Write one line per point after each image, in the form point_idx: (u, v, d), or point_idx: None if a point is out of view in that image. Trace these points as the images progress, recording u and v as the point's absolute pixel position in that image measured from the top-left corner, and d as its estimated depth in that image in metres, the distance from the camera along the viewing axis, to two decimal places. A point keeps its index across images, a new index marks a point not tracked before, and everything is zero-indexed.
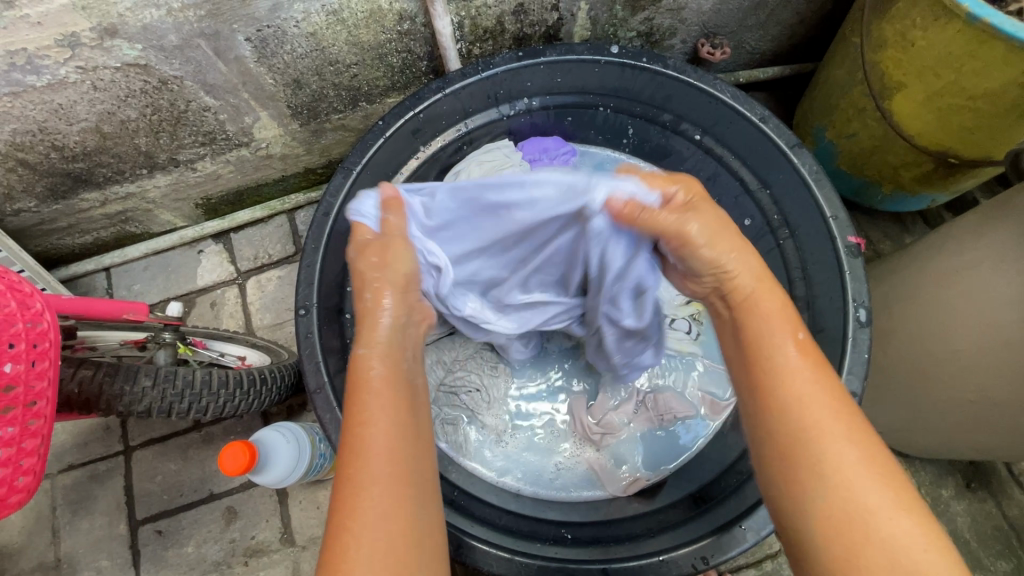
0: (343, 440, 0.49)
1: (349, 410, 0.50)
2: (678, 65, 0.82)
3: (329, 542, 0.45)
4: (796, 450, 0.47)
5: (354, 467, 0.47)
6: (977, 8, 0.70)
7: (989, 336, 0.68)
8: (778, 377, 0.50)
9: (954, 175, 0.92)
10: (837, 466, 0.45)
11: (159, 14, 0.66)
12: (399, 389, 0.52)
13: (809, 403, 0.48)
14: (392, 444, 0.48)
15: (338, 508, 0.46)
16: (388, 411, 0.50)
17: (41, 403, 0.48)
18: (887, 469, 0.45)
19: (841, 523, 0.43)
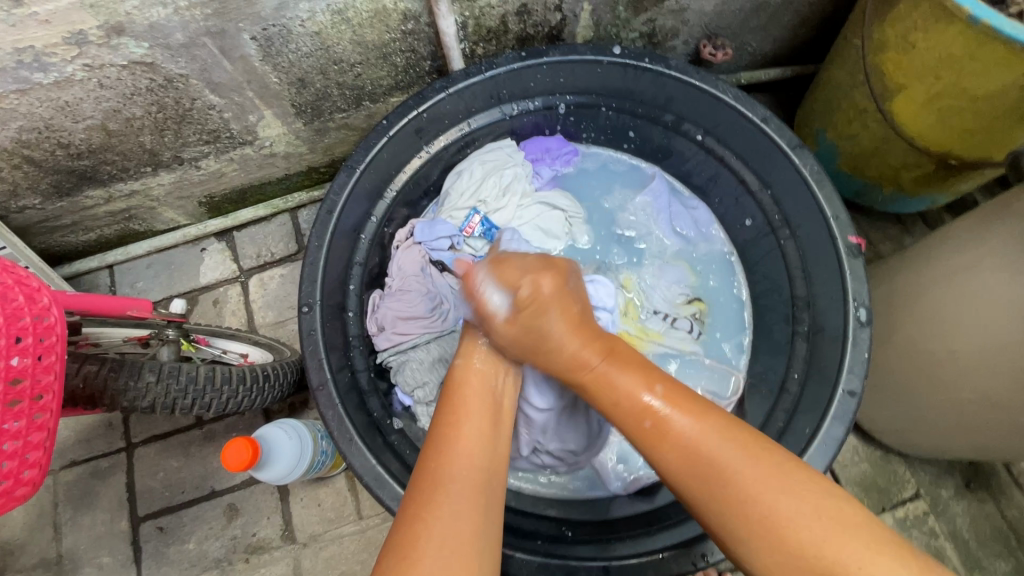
0: (437, 438, 0.57)
1: (447, 415, 0.59)
2: (681, 65, 0.82)
3: (403, 529, 0.49)
4: (696, 482, 0.52)
5: (444, 465, 0.53)
6: (977, 9, 0.70)
7: (990, 336, 0.69)
8: (688, 447, 0.53)
9: (955, 176, 0.92)
10: (745, 495, 0.50)
11: (165, 12, 0.66)
12: (492, 415, 0.60)
13: (717, 454, 0.52)
14: (481, 452, 0.55)
15: (420, 494, 0.51)
16: (478, 423, 0.58)
17: (47, 397, 0.49)
18: (821, 499, 0.49)
19: (777, 550, 0.47)
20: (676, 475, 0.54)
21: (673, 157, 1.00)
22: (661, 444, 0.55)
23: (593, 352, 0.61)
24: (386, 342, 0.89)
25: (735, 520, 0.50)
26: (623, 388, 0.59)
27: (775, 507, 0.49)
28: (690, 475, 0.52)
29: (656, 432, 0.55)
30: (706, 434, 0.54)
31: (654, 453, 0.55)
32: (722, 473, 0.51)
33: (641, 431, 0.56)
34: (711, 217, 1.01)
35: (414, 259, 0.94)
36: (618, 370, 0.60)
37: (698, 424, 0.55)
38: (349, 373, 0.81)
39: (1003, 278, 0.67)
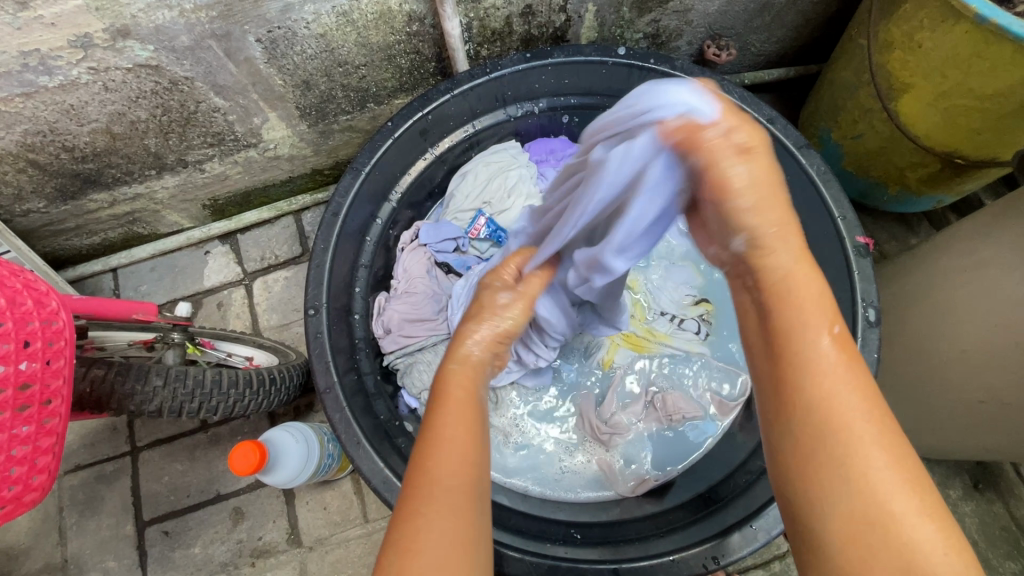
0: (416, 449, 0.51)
1: (428, 422, 0.53)
2: (686, 65, 0.82)
3: (390, 547, 0.46)
4: (819, 422, 0.45)
5: (421, 480, 0.49)
6: (984, 8, 0.70)
7: (1000, 335, 0.68)
8: (810, 374, 0.47)
9: (960, 175, 0.92)
10: (856, 448, 0.44)
11: (171, 15, 0.66)
12: (472, 419, 0.53)
13: (834, 398, 0.46)
14: (463, 458, 0.50)
15: (410, 499, 0.48)
16: (457, 429, 0.52)
17: (56, 402, 0.48)
18: (916, 476, 0.43)
19: (866, 511, 0.42)
20: (803, 414, 0.46)
21: None
22: (811, 376, 0.47)
23: (778, 263, 0.50)
24: (394, 344, 0.89)
25: (841, 480, 0.44)
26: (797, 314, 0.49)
27: (886, 484, 0.43)
28: (823, 418, 0.45)
29: (811, 364, 0.47)
30: (850, 384, 0.46)
31: (796, 376, 0.47)
32: (854, 434, 0.44)
33: (790, 354, 0.48)
34: None
35: (419, 262, 0.94)
36: (805, 297, 0.49)
37: (850, 371, 0.47)
38: (355, 376, 0.81)
39: (1011, 278, 0.67)
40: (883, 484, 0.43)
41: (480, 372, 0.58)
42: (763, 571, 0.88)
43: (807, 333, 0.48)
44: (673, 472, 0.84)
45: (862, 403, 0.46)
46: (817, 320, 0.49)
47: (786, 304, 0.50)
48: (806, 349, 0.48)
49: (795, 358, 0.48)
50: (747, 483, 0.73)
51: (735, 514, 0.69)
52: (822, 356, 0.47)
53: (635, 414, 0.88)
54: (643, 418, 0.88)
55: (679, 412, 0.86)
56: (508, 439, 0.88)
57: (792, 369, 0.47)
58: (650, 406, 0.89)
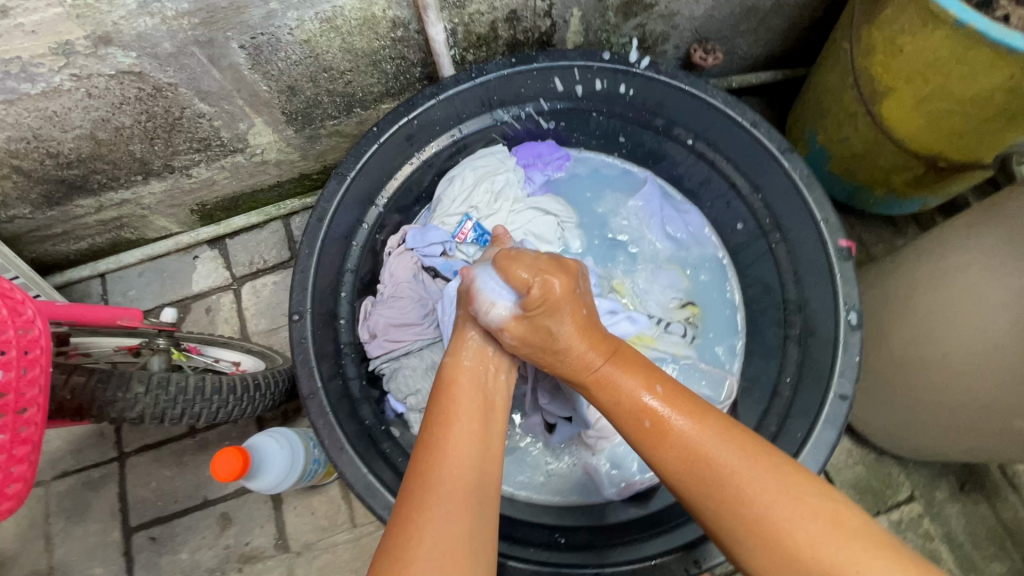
0: (428, 439, 0.55)
1: (440, 415, 0.57)
2: (670, 70, 0.83)
3: (396, 531, 0.49)
4: (687, 480, 0.52)
5: (432, 466, 0.52)
6: (962, 13, 0.71)
7: (981, 337, 0.69)
8: (666, 440, 0.54)
9: (944, 178, 0.92)
10: (729, 489, 0.50)
11: (153, 22, 0.66)
12: (485, 418, 0.58)
13: (695, 447, 0.53)
14: (474, 451, 0.54)
15: (411, 496, 0.51)
16: (468, 423, 0.57)
17: (32, 410, 0.48)
18: (796, 485, 0.50)
19: (768, 547, 0.47)
20: (676, 467, 0.53)
21: (665, 161, 1.00)
22: (660, 445, 0.54)
23: (595, 358, 0.60)
24: (378, 349, 0.89)
25: (733, 524, 0.50)
26: (625, 388, 0.58)
27: (768, 505, 0.48)
28: (688, 480, 0.52)
29: (658, 436, 0.54)
30: (700, 431, 0.54)
31: (651, 451, 0.55)
32: (722, 471, 0.51)
33: (638, 432, 0.56)
34: (703, 221, 1.01)
35: (406, 266, 0.94)
36: (625, 369, 0.60)
37: (696, 420, 0.54)
38: (340, 381, 0.81)
39: (994, 280, 0.67)
40: (767, 510, 0.48)
41: (487, 368, 0.64)
42: (749, 573, 0.88)
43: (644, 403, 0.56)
44: None
45: (718, 438, 0.53)
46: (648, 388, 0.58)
47: (614, 382, 0.59)
48: (642, 421, 0.56)
49: (644, 434, 0.55)
50: None
51: None
52: (659, 421, 0.55)
53: None
54: None
55: None
56: None
57: (649, 442, 0.55)
58: None
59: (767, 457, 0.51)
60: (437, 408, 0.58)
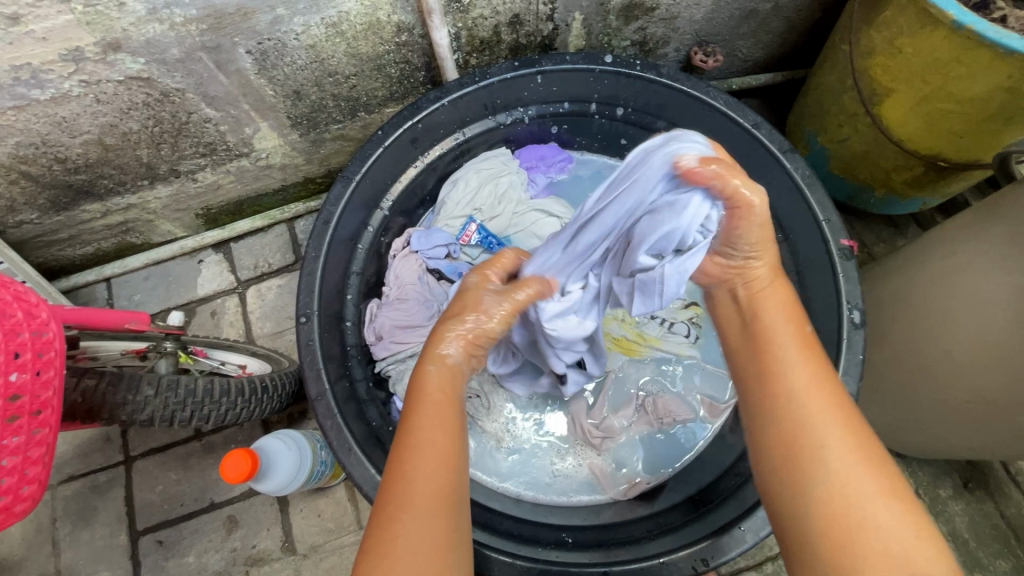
0: (404, 448, 0.51)
1: (411, 420, 0.53)
2: (671, 73, 0.84)
3: (371, 541, 0.47)
4: (789, 432, 0.51)
5: (397, 477, 0.49)
6: (961, 15, 0.71)
7: (982, 335, 0.69)
8: (782, 375, 0.54)
9: (943, 178, 0.93)
10: (823, 452, 0.49)
11: (161, 28, 0.67)
12: (448, 419, 0.54)
13: (805, 393, 0.52)
14: (441, 456, 0.51)
15: (388, 505, 0.48)
16: (433, 423, 0.53)
17: (47, 412, 0.49)
18: (881, 467, 0.49)
19: (834, 516, 0.47)
20: (774, 409, 0.53)
21: None
22: (780, 397, 0.53)
23: (777, 318, 0.57)
24: (384, 350, 0.89)
25: (818, 485, 0.48)
26: (779, 333, 0.56)
27: (851, 481, 0.47)
28: (784, 431, 0.51)
29: (776, 369, 0.54)
30: (815, 379, 0.53)
31: (760, 399, 0.54)
32: (814, 437, 0.50)
33: (756, 374, 0.55)
34: None
35: (412, 268, 0.94)
36: (772, 315, 0.58)
37: (813, 378, 0.53)
38: (346, 383, 0.81)
39: (995, 277, 0.68)
40: (856, 478, 0.47)
41: (456, 369, 0.58)
42: (755, 573, 0.88)
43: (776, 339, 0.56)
44: (665, 475, 0.85)
45: (831, 410, 0.51)
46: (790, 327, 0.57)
47: (762, 326, 0.57)
48: (776, 371, 0.54)
49: (769, 380, 0.54)
50: (737, 484, 0.73)
51: (724, 515, 0.70)
52: (783, 364, 0.54)
53: (626, 417, 0.88)
54: (635, 421, 0.88)
55: (669, 415, 0.87)
56: (501, 445, 0.88)
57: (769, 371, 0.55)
58: (641, 409, 0.89)
59: (864, 437, 0.50)
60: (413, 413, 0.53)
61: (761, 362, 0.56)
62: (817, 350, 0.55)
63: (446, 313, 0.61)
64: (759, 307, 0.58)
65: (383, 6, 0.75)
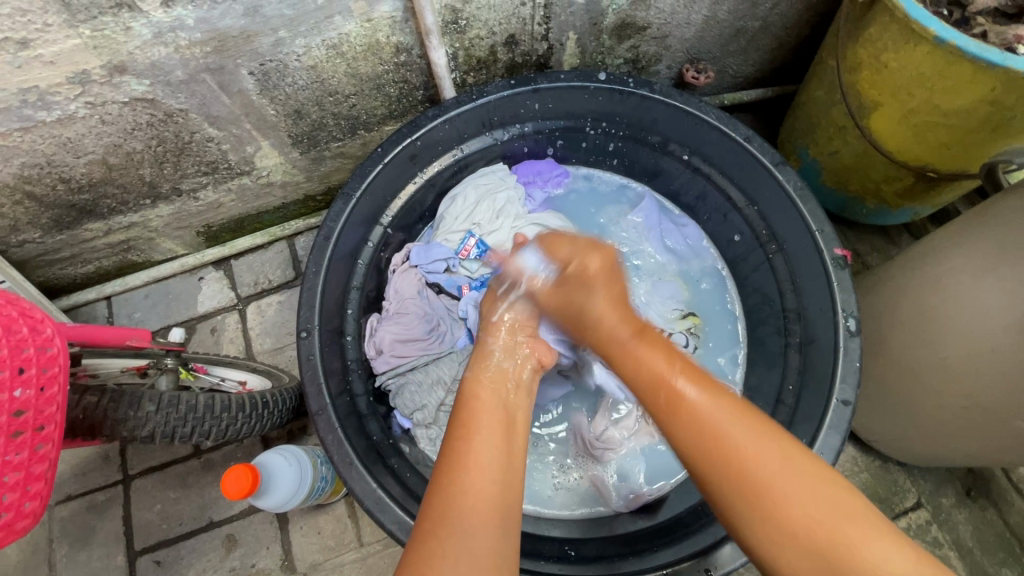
0: (451, 453, 0.55)
1: (460, 428, 0.58)
2: (664, 89, 0.86)
3: (421, 544, 0.49)
4: (711, 464, 0.53)
5: (465, 467, 0.54)
6: (942, 31, 0.73)
7: (977, 344, 0.70)
8: (687, 420, 0.55)
9: (935, 188, 0.95)
10: (749, 469, 0.51)
11: (166, 51, 0.69)
12: (501, 420, 0.59)
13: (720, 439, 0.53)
14: (499, 468, 0.54)
15: (436, 511, 0.51)
16: (495, 434, 0.57)
17: (49, 428, 0.49)
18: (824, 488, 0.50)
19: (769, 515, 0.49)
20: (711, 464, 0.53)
21: (661, 176, 1.02)
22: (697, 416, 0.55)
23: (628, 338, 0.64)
24: (384, 365, 0.89)
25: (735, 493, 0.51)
26: (647, 360, 0.61)
27: (777, 488, 0.50)
28: (704, 457, 0.53)
29: (681, 410, 0.56)
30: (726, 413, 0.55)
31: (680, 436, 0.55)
32: (752, 473, 0.51)
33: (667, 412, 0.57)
34: (701, 234, 1.02)
35: (411, 282, 0.94)
36: (642, 349, 0.62)
37: (717, 406, 0.55)
38: (347, 399, 0.81)
39: (990, 280, 0.68)
40: (781, 489, 0.50)
41: (506, 387, 0.64)
42: None
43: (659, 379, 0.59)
44: (666, 487, 0.84)
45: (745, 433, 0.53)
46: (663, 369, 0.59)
47: (639, 366, 0.61)
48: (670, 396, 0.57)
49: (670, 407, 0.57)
50: None
51: (724, 526, 0.69)
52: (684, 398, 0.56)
53: (628, 429, 0.88)
54: (636, 433, 0.88)
55: None
56: None
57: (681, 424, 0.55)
58: (642, 420, 0.89)
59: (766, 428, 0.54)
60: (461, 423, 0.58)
61: (658, 406, 0.58)
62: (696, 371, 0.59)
63: (483, 331, 0.73)
64: (634, 353, 0.62)
65: (384, 28, 0.77)
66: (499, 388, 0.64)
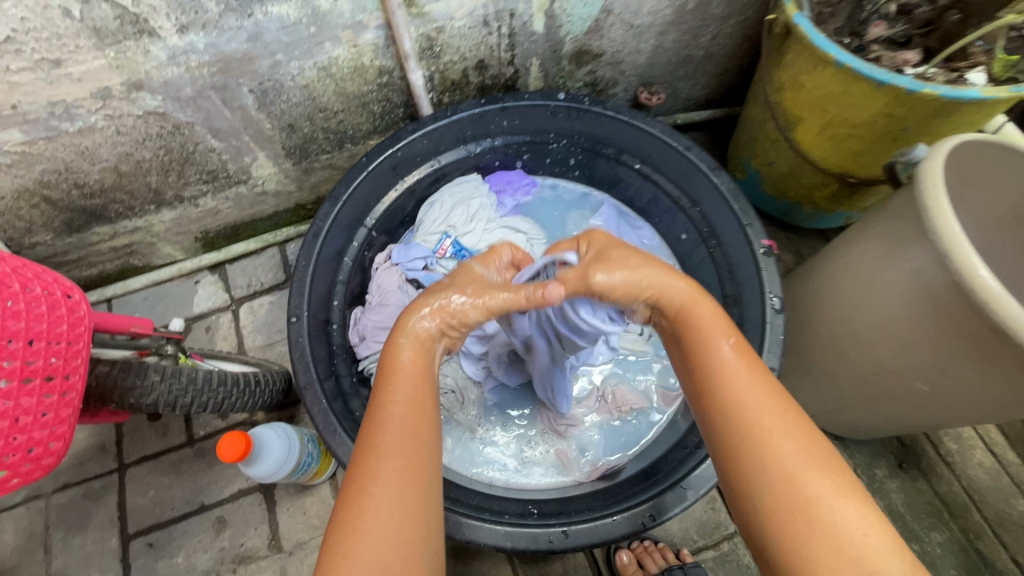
0: (374, 417, 0.57)
1: (381, 392, 0.59)
2: (616, 107, 0.99)
3: (347, 503, 0.52)
4: (738, 424, 0.54)
5: (375, 442, 0.55)
6: (841, 55, 0.86)
7: (879, 317, 0.81)
8: (725, 392, 0.56)
9: (856, 192, 1.09)
10: (762, 441, 0.52)
11: (179, 71, 0.80)
12: (422, 384, 0.61)
13: (746, 402, 0.54)
14: (417, 429, 0.57)
15: (359, 472, 0.53)
16: (408, 405, 0.58)
17: (75, 378, 0.58)
18: (829, 466, 0.51)
19: (785, 507, 0.49)
20: (735, 428, 0.54)
21: (619, 184, 1.14)
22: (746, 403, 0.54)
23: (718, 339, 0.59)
24: (367, 350, 0.99)
25: (743, 456, 0.52)
26: (705, 333, 0.60)
27: (792, 461, 0.50)
28: (735, 450, 0.53)
29: (723, 376, 0.57)
30: (760, 388, 0.55)
31: (719, 425, 0.55)
32: (764, 441, 0.52)
33: (713, 408, 0.56)
34: (655, 235, 1.14)
35: (393, 278, 1.04)
36: (701, 323, 0.61)
37: (756, 379, 0.56)
38: (333, 380, 0.89)
39: (896, 263, 0.77)
40: (801, 467, 0.50)
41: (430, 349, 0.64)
42: (713, 551, 0.96)
43: (708, 341, 0.59)
44: (623, 458, 0.93)
45: (773, 407, 0.54)
46: (716, 335, 0.60)
47: (692, 324, 0.62)
48: (720, 388, 0.56)
49: (719, 397, 0.56)
50: (682, 457, 0.81)
51: (668, 478, 0.78)
52: (722, 362, 0.58)
53: (589, 407, 0.97)
54: (596, 411, 0.98)
55: (626, 403, 0.97)
56: (475, 434, 0.96)
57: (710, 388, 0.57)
58: (602, 400, 0.99)
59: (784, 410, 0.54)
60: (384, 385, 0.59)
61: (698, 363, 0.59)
62: (744, 342, 0.59)
63: (425, 294, 0.67)
64: (700, 351, 0.60)
65: (368, 53, 0.89)
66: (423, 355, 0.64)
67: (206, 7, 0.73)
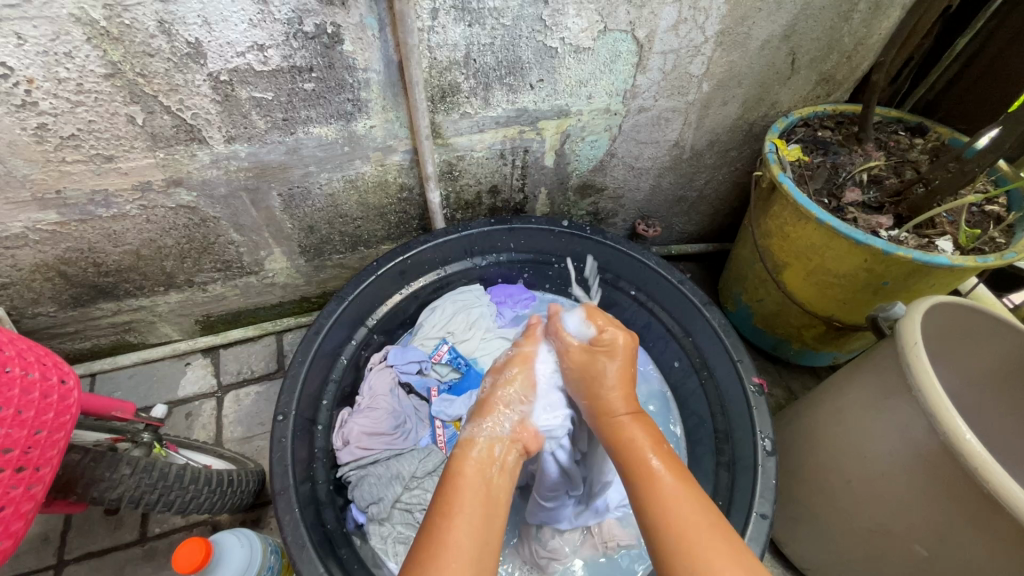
0: (434, 529, 0.59)
1: (445, 499, 0.63)
2: (614, 238, 1.07)
3: None
4: (641, 483, 0.64)
5: (436, 551, 0.57)
6: (822, 214, 0.94)
7: (871, 467, 0.80)
8: (646, 477, 0.64)
9: (843, 336, 1.13)
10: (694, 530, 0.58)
11: (218, 173, 0.87)
12: (484, 503, 0.63)
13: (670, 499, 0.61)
14: (473, 545, 0.58)
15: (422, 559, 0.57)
16: (471, 517, 0.60)
17: (45, 469, 0.56)
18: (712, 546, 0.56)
19: (674, 527, 0.58)
20: (645, 485, 0.63)
21: (614, 308, 1.19)
22: (650, 484, 0.63)
23: (619, 408, 0.74)
24: (349, 456, 0.95)
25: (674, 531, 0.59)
26: (629, 429, 0.71)
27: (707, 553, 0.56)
28: (665, 519, 0.59)
29: (650, 478, 0.64)
30: (685, 489, 0.62)
31: (639, 481, 0.64)
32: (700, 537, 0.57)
33: (639, 477, 0.65)
34: (648, 359, 1.16)
35: (385, 380, 1.04)
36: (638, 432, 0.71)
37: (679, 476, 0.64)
38: (309, 486, 0.86)
39: (886, 415, 0.78)
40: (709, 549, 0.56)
41: (490, 468, 0.67)
42: None
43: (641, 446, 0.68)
44: None
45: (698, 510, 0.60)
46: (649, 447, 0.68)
47: (631, 437, 0.70)
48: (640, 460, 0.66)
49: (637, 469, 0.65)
50: None
51: None
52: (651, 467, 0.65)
53: (575, 541, 0.92)
54: (582, 545, 0.93)
55: (614, 540, 0.92)
56: None
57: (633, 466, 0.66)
58: (587, 533, 0.94)
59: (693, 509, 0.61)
60: (446, 497, 0.62)
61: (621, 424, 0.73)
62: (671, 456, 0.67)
63: (476, 412, 0.76)
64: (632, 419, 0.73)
65: (393, 172, 0.97)
66: (484, 466, 0.68)
67: (256, 124, 0.82)
